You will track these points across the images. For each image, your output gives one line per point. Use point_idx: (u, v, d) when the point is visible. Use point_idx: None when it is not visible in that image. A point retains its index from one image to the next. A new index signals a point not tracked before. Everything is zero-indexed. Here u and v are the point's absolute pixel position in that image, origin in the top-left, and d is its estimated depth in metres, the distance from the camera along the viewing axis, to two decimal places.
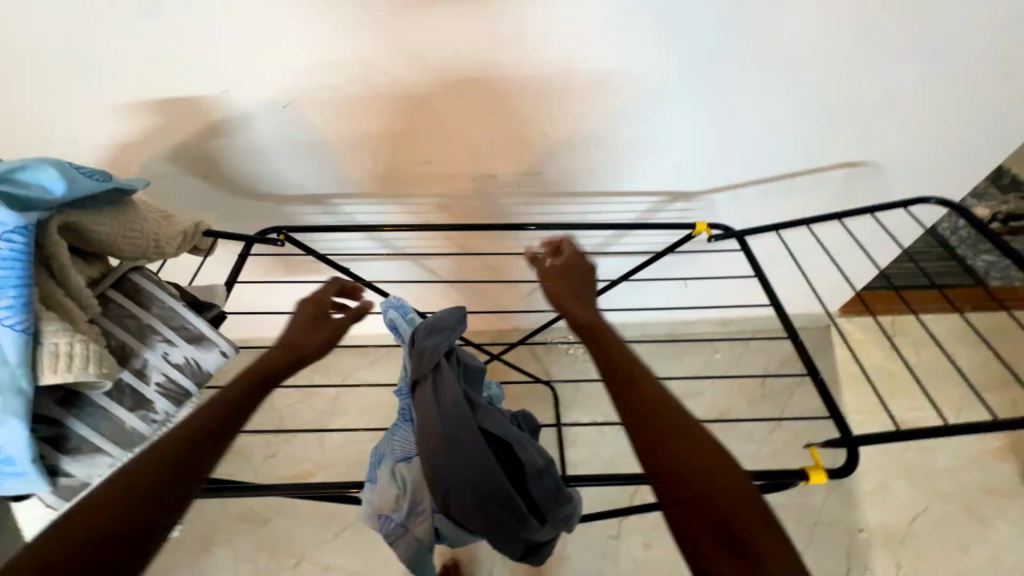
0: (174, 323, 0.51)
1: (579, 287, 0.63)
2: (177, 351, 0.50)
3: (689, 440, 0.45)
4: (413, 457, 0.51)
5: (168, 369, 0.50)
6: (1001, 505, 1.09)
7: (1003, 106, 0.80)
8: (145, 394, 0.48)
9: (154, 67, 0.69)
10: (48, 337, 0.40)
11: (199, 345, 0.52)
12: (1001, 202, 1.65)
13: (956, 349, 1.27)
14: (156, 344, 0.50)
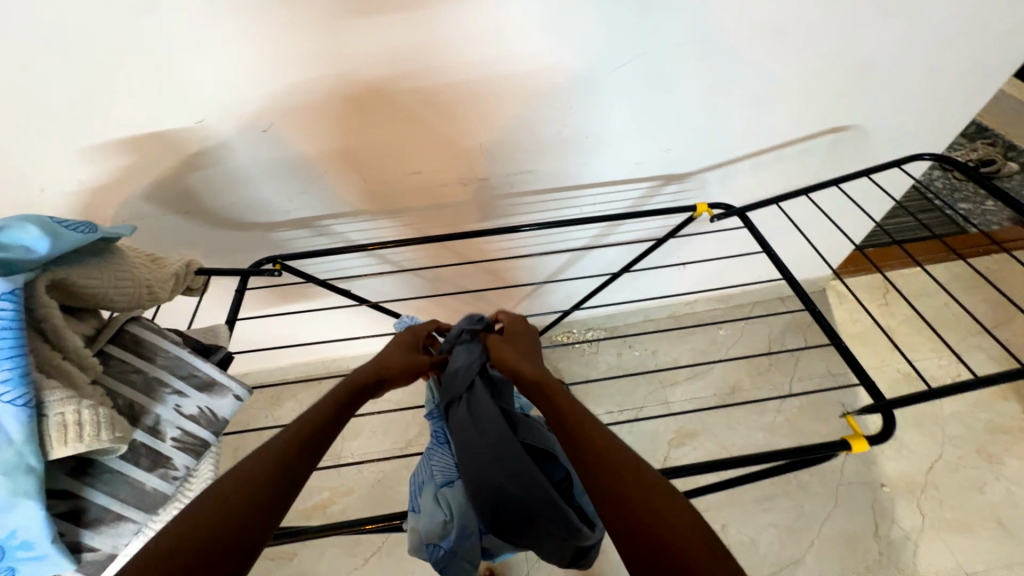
0: (182, 372, 0.49)
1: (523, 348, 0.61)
2: (189, 402, 0.48)
3: (633, 474, 0.42)
4: (456, 481, 0.51)
5: (182, 421, 0.47)
6: (1009, 443, 1.13)
7: (975, 57, 0.82)
8: (163, 451, 0.45)
9: (119, 104, 0.65)
10: (52, 408, 0.37)
11: (212, 392, 0.49)
12: (970, 150, 1.70)
13: (949, 298, 1.31)
14: (166, 397, 0.47)
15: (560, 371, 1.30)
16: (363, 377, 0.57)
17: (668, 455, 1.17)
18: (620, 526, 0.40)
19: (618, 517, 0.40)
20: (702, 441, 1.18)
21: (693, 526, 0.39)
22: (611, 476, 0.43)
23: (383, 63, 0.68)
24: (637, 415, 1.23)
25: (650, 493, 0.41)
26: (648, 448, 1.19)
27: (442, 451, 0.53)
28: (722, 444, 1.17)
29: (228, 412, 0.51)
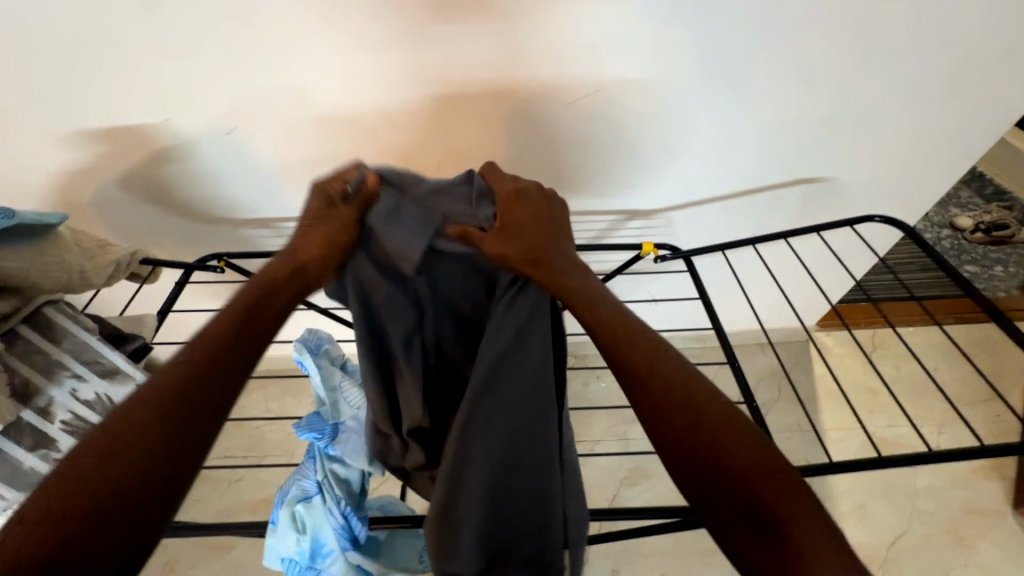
0: (86, 357, 0.55)
1: (552, 229, 0.53)
2: (86, 387, 0.54)
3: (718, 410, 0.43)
4: (313, 497, 0.48)
5: (74, 405, 0.54)
6: (983, 526, 1.06)
7: (958, 120, 0.79)
8: (48, 433, 0.52)
9: (95, 96, 0.69)
10: None
11: (110, 380, 0.56)
12: (984, 212, 1.63)
13: (937, 364, 1.24)
14: (64, 380, 0.53)
15: None
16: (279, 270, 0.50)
17: (618, 493, 1.14)
18: (690, 455, 0.41)
19: (687, 447, 0.41)
20: (655, 483, 1.15)
21: (767, 455, 0.41)
22: (674, 405, 0.43)
23: (344, 78, 0.70)
24: (593, 448, 1.20)
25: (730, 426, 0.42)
26: (599, 483, 1.16)
27: (307, 465, 0.50)
28: (676, 489, 1.13)
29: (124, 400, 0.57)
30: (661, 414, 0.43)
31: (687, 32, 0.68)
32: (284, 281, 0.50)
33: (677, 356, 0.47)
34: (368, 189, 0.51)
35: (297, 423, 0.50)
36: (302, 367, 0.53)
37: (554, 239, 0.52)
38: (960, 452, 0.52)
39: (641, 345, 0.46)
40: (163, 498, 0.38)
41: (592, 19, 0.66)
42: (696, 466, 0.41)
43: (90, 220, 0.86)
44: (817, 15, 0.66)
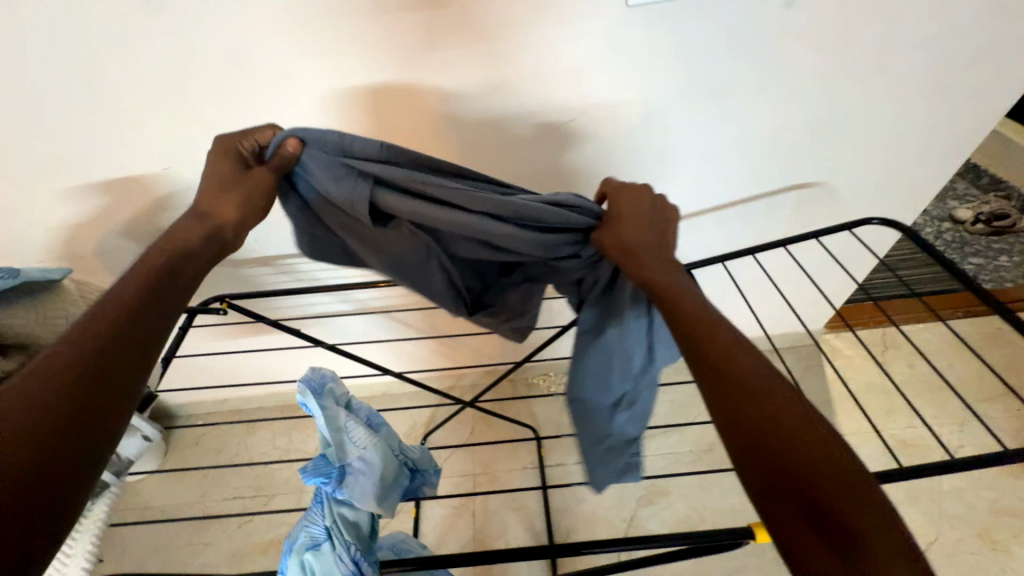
0: None
1: (651, 233, 0.52)
2: None
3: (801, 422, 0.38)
4: (321, 545, 0.47)
5: None
6: (1017, 528, 1.02)
7: (945, 119, 0.80)
8: None
9: (95, 152, 0.71)
10: None
11: None
12: (982, 203, 1.62)
13: (950, 361, 1.22)
14: None
15: (533, 416, 1.27)
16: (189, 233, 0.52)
17: (636, 513, 1.11)
18: (761, 456, 0.36)
19: (759, 446, 0.37)
20: (673, 501, 1.12)
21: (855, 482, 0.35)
22: (751, 402, 0.39)
23: (335, 117, 0.71)
24: None
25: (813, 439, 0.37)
26: (616, 503, 1.13)
27: (315, 510, 0.49)
28: (694, 506, 1.11)
29: None
30: (729, 395, 0.40)
31: (670, 53, 0.68)
32: (197, 250, 0.52)
33: (762, 364, 0.42)
34: (288, 152, 0.53)
35: (303, 469, 0.48)
36: (307, 408, 0.52)
37: (656, 236, 0.52)
38: (996, 455, 0.49)
39: (710, 332, 0.44)
40: (99, 439, 0.37)
41: (575, 46, 0.66)
42: (763, 455, 0.36)
43: (95, 269, 0.87)
44: (798, 30, 0.67)
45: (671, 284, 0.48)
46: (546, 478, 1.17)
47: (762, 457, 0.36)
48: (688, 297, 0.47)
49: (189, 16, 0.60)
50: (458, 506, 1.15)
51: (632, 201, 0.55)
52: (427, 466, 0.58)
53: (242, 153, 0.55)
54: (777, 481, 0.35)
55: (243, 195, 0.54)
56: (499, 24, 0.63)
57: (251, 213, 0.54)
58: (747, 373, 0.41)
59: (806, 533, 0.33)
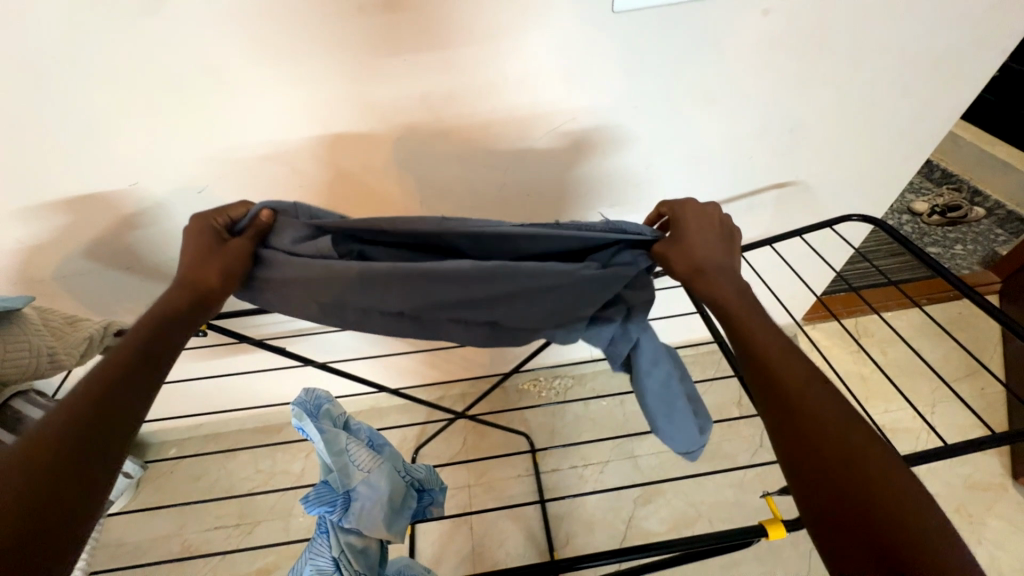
0: None
1: (716, 251, 0.55)
2: None
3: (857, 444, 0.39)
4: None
5: None
6: (988, 501, 1.08)
7: (910, 117, 0.84)
8: None
9: (51, 169, 0.66)
10: None
11: None
12: (937, 196, 1.73)
13: (919, 345, 1.29)
14: None
15: (526, 422, 1.26)
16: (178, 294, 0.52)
17: (634, 514, 1.12)
18: (810, 470, 0.40)
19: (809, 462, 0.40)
20: (669, 499, 1.13)
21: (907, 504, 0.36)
22: (805, 422, 0.41)
23: (312, 127, 0.68)
24: (603, 469, 1.18)
25: (868, 459, 0.39)
26: (614, 505, 1.13)
27: (322, 540, 0.46)
28: (690, 502, 1.12)
29: None
30: (775, 405, 0.44)
31: (652, 58, 0.68)
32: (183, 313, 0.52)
33: (828, 388, 0.43)
34: (260, 222, 0.57)
35: (306, 498, 0.46)
36: (304, 432, 0.49)
37: (722, 249, 0.55)
38: (997, 437, 0.51)
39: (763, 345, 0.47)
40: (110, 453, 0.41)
41: (559, 52, 0.66)
42: (799, 460, 0.40)
43: (57, 294, 0.82)
44: (774, 36, 0.68)
45: (729, 299, 0.51)
46: (543, 485, 1.16)
47: (797, 461, 0.41)
48: (745, 310, 0.50)
49: (147, 23, 0.56)
50: (455, 519, 1.12)
51: (699, 217, 0.57)
52: (433, 485, 0.56)
53: (216, 228, 0.56)
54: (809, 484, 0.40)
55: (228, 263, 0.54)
56: (482, 31, 0.62)
57: (231, 282, 0.54)
58: (797, 386, 0.44)
59: (829, 524, 0.38)
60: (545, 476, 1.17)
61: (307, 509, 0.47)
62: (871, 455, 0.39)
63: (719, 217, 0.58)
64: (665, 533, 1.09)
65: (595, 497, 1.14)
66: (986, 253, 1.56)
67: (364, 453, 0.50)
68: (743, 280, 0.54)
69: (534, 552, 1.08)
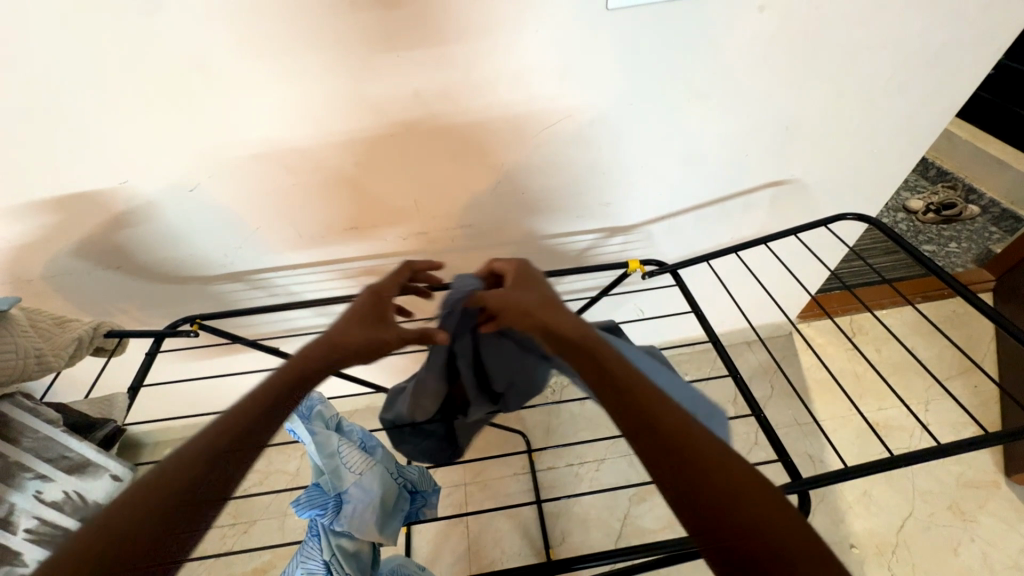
0: (49, 454, 0.53)
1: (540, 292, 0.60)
2: (53, 486, 0.52)
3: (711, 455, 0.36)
4: None
5: (40, 510, 0.52)
6: (981, 498, 1.09)
7: (905, 115, 0.84)
8: (13, 544, 0.50)
9: (37, 168, 0.65)
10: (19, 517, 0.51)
11: (84, 475, 0.54)
12: (931, 194, 1.73)
13: (912, 343, 1.29)
14: (26, 483, 0.51)
15: (522, 420, 1.26)
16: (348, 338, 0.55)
17: (629, 512, 1.12)
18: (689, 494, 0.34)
19: (687, 482, 0.35)
20: None
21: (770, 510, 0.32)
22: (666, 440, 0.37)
23: (302, 123, 0.67)
24: (598, 467, 1.18)
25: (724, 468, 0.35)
26: (608, 503, 1.13)
27: (314, 543, 0.47)
28: None
29: (100, 493, 0.56)
30: (630, 421, 0.40)
31: (647, 57, 0.68)
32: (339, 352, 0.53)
33: (674, 405, 0.40)
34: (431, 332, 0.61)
35: (296, 502, 0.46)
36: (295, 434, 0.49)
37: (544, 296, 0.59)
38: (994, 436, 0.51)
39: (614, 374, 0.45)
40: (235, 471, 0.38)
41: (552, 50, 0.65)
42: (677, 486, 0.35)
43: (47, 293, 0.81)
44: (770, 33, 0.68)
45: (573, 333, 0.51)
46: (539, 483, 1.16)
47: (670, 479, 0.36)
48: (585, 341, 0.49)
49: (133, 20, 0.55)
50: (451, 518, 1.12)
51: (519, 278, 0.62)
52: (426, 486, 0.56)
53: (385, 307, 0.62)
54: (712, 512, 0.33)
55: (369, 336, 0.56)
56: (474, 27, 0.61)
57: (371, 352, 0.56)
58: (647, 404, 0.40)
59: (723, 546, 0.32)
60: (541, 475, 1.17)
61: (297, 513, 0.47)
62: (710, 439, 0.37)
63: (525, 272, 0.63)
64: (660, 531, 1.09)
65: (590, 495, 1.14)
66: (980, 251, 1.57)
67: (355, 455, 0.50)
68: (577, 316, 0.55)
69: (529, 550, 1.08)
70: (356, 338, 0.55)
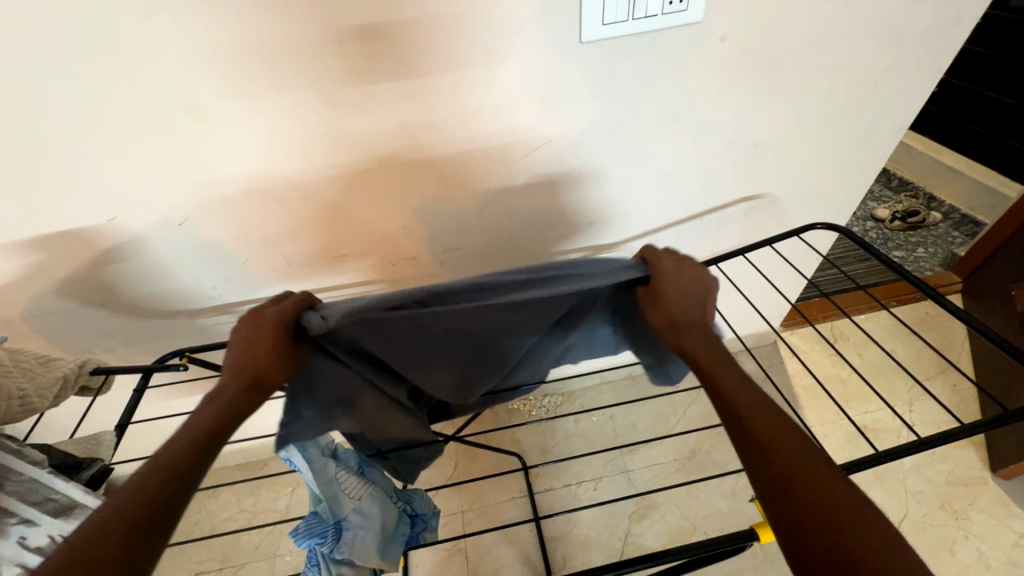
0: (34, 497, 0.51)
1: (687, 294, 0.51)
2: (37, 532, 0.51)
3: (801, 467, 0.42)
4: None
5: (25, 556, 0.50)
6: (971, 495, 1.11)
7: (862, 132, 0.90)
8: None
9: (27, 207, 0.65)
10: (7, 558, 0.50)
11: (67, 517, 0.51)
12: (896, 202, 1.82)
13: (892, 346, 1.34)
14: (10, 528, 0.50)
15: (518, 442, 1.26)
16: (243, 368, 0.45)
17: (630, 531, 1.11)
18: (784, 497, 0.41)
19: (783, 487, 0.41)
20: (664, 513, 1.13)
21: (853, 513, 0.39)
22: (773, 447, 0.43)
23: (292, 156, 0.69)
24: (597, 487, 1.17)
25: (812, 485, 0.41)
26: (609, 523, 1.12)
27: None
28: (687, 516, 1.12)
29: None
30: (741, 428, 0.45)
31: (623, 83, 0.72)
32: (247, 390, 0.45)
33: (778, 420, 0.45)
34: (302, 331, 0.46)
35: (295, 532, 0.46)
36: (291, 463, 0.48)
37: (697, 305, 0.52)
38: (989, 422, 0.52)
39: (766, 420, 0.45)
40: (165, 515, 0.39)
41: (533, 78, 0.69)
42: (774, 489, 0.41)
43: (28, 333, 0.80)
44: (732, 60, 0.73)
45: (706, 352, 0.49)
46: (537, 506, 1.14)
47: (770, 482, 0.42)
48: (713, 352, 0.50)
49: (126, 64, 0.57)
50: (450, 547, 1.10)
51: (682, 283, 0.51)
52: (426, 509, 0.55)
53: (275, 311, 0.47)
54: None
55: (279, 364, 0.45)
56: (458, 61, 0.65)
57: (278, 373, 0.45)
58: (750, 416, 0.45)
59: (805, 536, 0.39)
60: (540, 498, 1.15)
61: (296, 543, 0.46)
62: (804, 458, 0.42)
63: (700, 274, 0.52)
64: (662, 548, 1.08)
65: (590, 516, 1.13)
66: (947, 255, 1.64)
67: (353, 481, 0.49)
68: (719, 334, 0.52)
69: None
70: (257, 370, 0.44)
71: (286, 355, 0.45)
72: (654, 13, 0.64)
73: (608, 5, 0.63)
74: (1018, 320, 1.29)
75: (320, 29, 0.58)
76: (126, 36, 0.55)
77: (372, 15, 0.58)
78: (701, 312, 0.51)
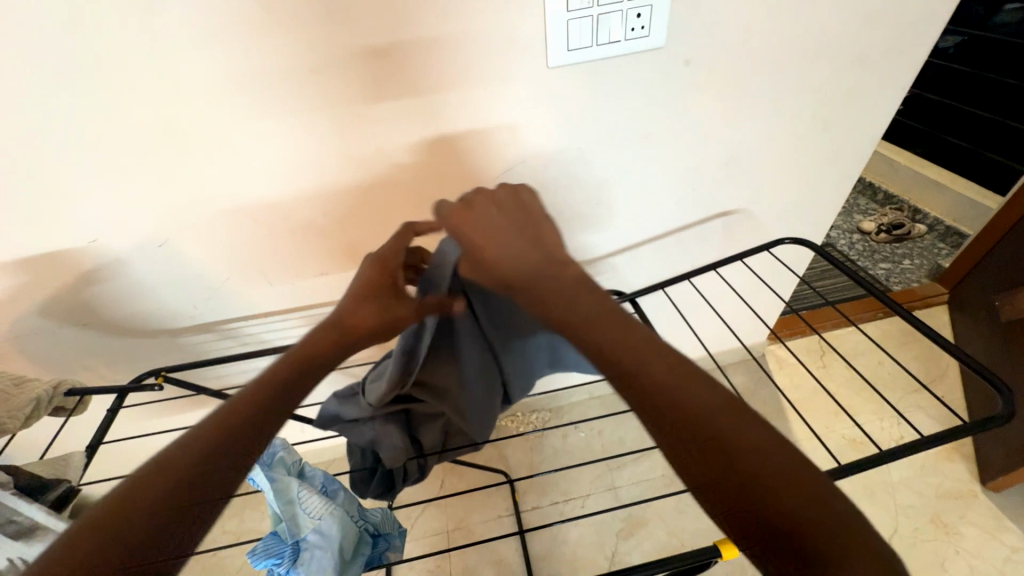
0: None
1: (501, 244, 0.57)
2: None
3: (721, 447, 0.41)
4: None
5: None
6: (962, 510, 1.09)
7: (831, 149, 0.92)
8: None
9: (11, 229, 0.67)
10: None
11: (28, 539, 0.53)
12: (882, 216, 1.84)
13: (877, 359, 1.34)
14: None
15: (505, 460, 1.25)
16: (329, 335, 0.57)
17: (617, 549, 1.09)
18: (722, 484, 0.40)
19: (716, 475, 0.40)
20: (651, 531, 1.11)
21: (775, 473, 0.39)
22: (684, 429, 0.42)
23: (269, 180, 0.71)
24: (583, 504, 1.16)
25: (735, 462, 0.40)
26: (594, 540, 1.11)
27: None
28: (674, 534, 1.10)
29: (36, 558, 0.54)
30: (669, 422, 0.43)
31: (595, 105, 0.74)
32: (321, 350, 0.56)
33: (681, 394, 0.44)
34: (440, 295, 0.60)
35: (253, 551, 0.46)
36: (254, 483, 0.48)
37: (527, 247, 0.57)
38: (944, 434, 0.55)
39: (662, 388, 0.44)
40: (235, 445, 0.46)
41: (508, 103, 0.71)
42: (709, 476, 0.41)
43: (8, 354, 0.80)
44: (699, 83, 0.76)
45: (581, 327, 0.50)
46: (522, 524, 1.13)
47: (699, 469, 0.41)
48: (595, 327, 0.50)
49: (110, 94, 0.59)
50: (433, 567, 1.08)
51: (491, 237, 0.58)
52: (391, 529, 0.55)
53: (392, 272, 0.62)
54: (752, 547, 0.39)
55: (377, 318, 0.58)
56: (434, 86, 0.67)
57: (378, 330, 0.59)
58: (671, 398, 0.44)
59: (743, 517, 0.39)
60: (526, 515, 1.14)
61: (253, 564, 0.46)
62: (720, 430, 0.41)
63: (508, 225, 0.59)
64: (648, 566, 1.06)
65: (576, 534, 1.12)
66: (932, 267, 1.66)
67: (316, 500, 0.49)
68: (571, 279, 0.55)
69: None
70: (360, 323, 0.58)
71: (386, 315, 0.59)
72: (617, 39, 0.67)
73: (573, 32, 0.65)
74: (1000, 331, 1.29)
75: (304, 56, 0.61)
76: (108, 71, 0.57)
77: (381, 37, 0.61)
78: (513, 253, 0.57)
